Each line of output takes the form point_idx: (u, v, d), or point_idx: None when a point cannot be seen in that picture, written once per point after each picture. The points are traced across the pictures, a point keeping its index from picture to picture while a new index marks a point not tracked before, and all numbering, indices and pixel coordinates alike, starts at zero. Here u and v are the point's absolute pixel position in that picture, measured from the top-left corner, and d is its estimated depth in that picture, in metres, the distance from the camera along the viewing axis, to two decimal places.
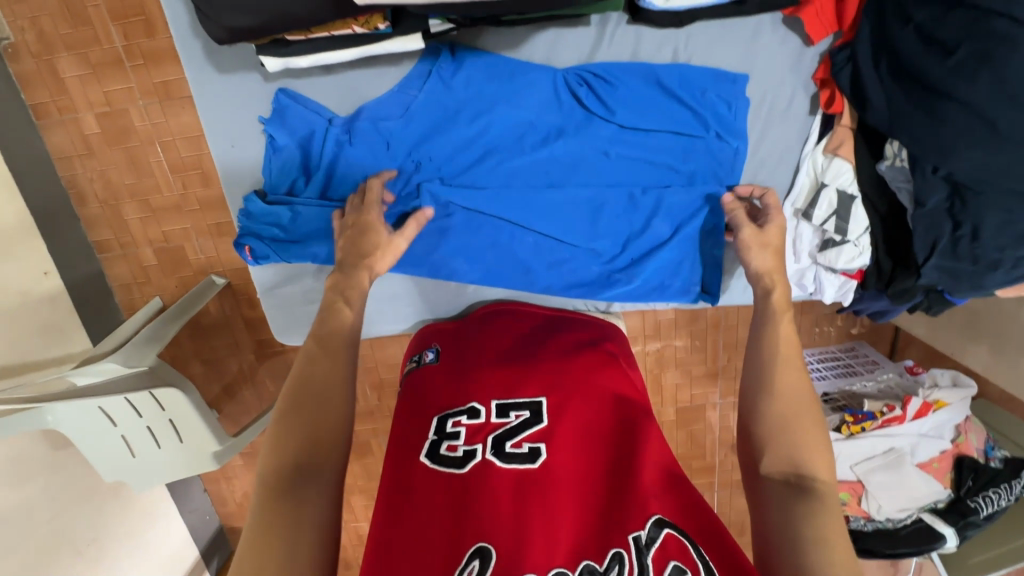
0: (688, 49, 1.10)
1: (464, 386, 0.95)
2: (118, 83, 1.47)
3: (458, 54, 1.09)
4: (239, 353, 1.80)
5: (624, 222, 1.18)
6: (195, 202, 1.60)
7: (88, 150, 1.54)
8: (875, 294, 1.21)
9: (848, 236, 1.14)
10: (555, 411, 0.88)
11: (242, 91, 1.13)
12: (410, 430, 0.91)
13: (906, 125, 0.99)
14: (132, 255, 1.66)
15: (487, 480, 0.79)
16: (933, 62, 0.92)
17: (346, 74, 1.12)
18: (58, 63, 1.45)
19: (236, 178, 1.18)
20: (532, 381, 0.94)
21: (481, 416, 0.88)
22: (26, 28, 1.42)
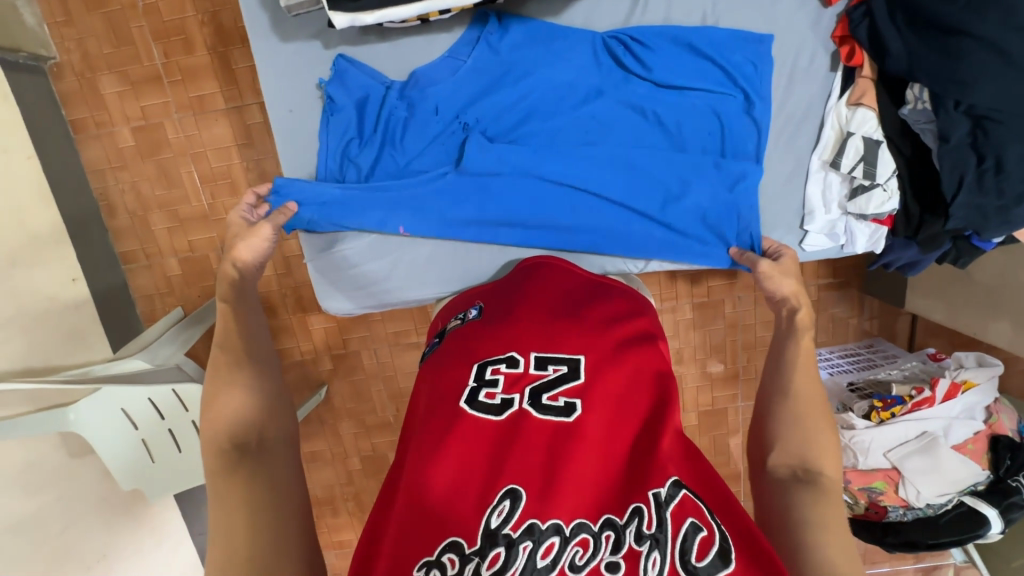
0: (716, 12, 1.17)
1: (505, 334, 0.95)
2: (155, 98, 1.54)
3: (504, 19, 1.16)
4: None
5: (651, 183, 1.20)
6: (222, 211, 1.64)
7: (121, 163, 1.60)
8: (905, 241, 1.22)
9: (877, 180, 1.14)
10: (596, 367, 0.88)
11: (301, 58, 1.18)
12: (448, 372, 0.92)
13: (926, 66, 1.02)
14: (156, 265, 1.69)
15: (523, 430, 0.80)
16: (946, 5, 0.98)
17: (400, 42, 1.18)
18: (99, 80, 1.53)
19: (290, 143, 1.21)
20: (574, 335, 0.94)
21: (520, 366, 0.89)
22: (71, 49, 1.51)
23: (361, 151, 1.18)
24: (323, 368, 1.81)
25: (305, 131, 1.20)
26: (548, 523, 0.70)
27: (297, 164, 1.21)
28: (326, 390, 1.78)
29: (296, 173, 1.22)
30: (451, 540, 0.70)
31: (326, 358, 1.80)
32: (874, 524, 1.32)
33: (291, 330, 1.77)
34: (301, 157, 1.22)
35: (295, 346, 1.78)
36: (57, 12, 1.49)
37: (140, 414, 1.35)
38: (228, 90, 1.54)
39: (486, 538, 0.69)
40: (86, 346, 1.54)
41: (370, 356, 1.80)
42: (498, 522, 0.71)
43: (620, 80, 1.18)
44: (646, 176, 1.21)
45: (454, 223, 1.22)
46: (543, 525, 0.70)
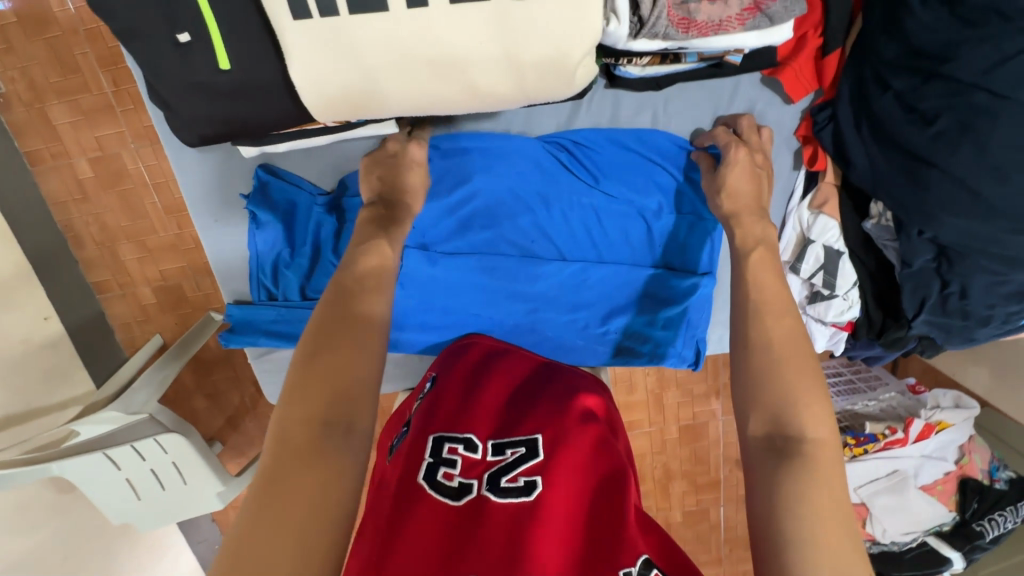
0: (667, 109, 1.19)
1: (462, 419, 1.00)
2: (109, 128, 1.47)
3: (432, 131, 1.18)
4: (242, 387, 1.82)
5: (607, 282, 1.22)
6: (191, 241, 1.61)
7: (83, 194, 1.55)
8: (867, 342, 1.26)
9: (835, 290, 1.18)
10: (552, 444, 0.92)
11: (224, 169, 1.17)
12: (405, 454, 0.95)
13: (890, 185, 1.03)
14: (130, 294, 1.68)
15: (483, 512, 0.82)
16: (916, 130, 0.96)
17: (324, 149, 1.17)
18: (49, 111, 1.46)
19: (220, 254, 1.21)
20: (531, 419, 0.98)
21: (478, 451, 0.93)
22: (16, 78, 1.43)
23: (294, 262, 1.19)
24: None
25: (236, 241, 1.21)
26: None
27: (229, 275, 1.23)
28: None
29: (231, 284, 1.23)
30: None
31: None
32: None
33: None
34: (235, 267, 1.23)
35: None
36: None
37: (121, 459, 1.36)
38: None
39: None
40: (68, 382, 1.56)
41: None
42: None
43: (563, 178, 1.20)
44: (598, 279, 1.22)
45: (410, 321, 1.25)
46: None
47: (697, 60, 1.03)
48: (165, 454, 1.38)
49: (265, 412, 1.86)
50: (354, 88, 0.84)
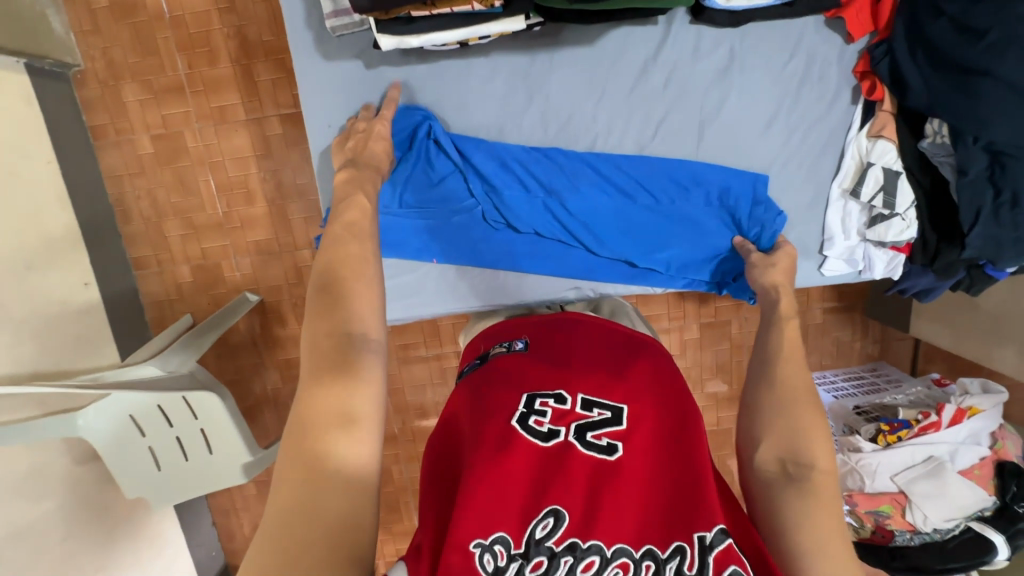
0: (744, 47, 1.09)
1: (550, 369, 0.92)
2: (177, 108, 1.57)
3: (530, 48, 1.07)
4: (265, 374, 1.79)
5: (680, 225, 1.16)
6: (237, 220, 1.65)
7: (139, 170, 1.62)
8: (921, 268, 1.19)
9: (896, 209, 1.12)
10: (640, 415, 0.84)
11: (341, 78, 1.07)
12: (492, 395, 0.89)
13: (945, 100, 0.98)
14: (168, 271, 1.70)
15: (568, 463, 0.79)
16: (966, 45, 0.93)
17: (440, 63, 1.08)
18: (122, 89, 1.56)
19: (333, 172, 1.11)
20: (622, 380, 0.89)
21: (566, 402, 0.86)
22: (97, 57, 1.53)
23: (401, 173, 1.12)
24: None
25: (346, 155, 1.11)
26: (589, 542, 0.72)
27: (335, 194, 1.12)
28: None
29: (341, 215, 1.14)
30: (499, 535, 0.72)
31: None
32: (880, 547, 1.32)
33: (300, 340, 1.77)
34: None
35: None
36: (85, 20, 1.51)
37: (148, 421, 1.34)
38: (250, 101, 1.56)
39: (529, 547, 0.72)
40: (96, 351, 1.54)
41: None
42: (542, 534, 0.73)
43: (650, 107, 1.11)
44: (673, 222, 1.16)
45: (495, 240, 1.16)
46: (584, 543, 0.72)
47: None
48: (195, 419, 1.36)
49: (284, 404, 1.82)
50: None
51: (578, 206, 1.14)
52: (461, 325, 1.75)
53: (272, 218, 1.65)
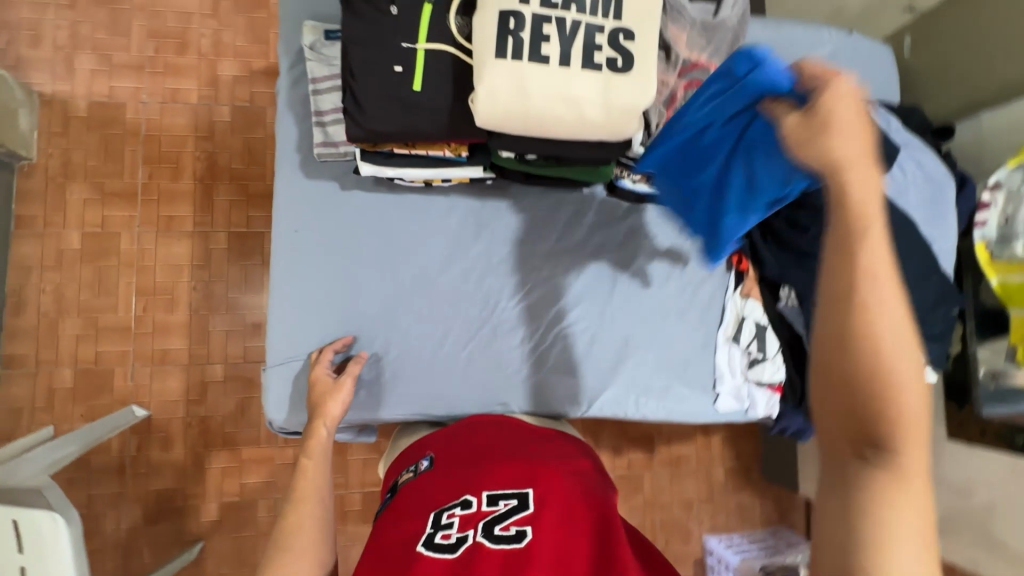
0: (649, 217, 1.13)
1: (452, 476, 0.85)
2: (122, 211, 1.59)
3: (483, 199, 1.06)
4: (123, 509, 1.51)
5: (626, 345, 1.08)
6: (149, 325, 1.57)
7: (55, 263, 1.54)
8: (794, 410, 1.14)
9: (767, 354, 1.10)
10: (544, 495, 0.79)
11: (313, 201, 0.99)
12: (401, 524, 0.80)
13: (789, 275, 1.06)
14: (44, 374, 1.51)
15: (478, 564, 0.70)
16: (797, 236, 1.04)
17: (407, 195, 1.03)
18: (68, 186, 1.57)
19: (292, 284, 0.98)
20: (522, 464, 0.85)
21: (472, 504, 0.79)
22: (53, 155, 1.57)
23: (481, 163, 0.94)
24: (205, 520, 1.54)
25: (307, 274, 0.99)
26: None
27: (285, 331, 0.98)
28: (201, 545, 1.50)
29: (287, 339, 0.98)
30: None
31: (212, 507, 1.55)
32: None
33: (180, 467, 1.55)
34: (306, 306, 0.99)
35: (179, 488, 1.54)
36: (56, 123, 1.58)
37: None
38: (202, 216, 1.62)
39: None
40: None
41: (266, 509, 1.57)
42: None
43: (581, 257, 1.09)
44: (621, 344, 1.07)
45: (436, 360, 1.01)
46: None
47: None
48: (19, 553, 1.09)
49: (138, 549, 1.50)
50: (547, 113, 0.81)
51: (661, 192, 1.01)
52: (371, 461, 1.63)
53: (190, 328, 1.58)
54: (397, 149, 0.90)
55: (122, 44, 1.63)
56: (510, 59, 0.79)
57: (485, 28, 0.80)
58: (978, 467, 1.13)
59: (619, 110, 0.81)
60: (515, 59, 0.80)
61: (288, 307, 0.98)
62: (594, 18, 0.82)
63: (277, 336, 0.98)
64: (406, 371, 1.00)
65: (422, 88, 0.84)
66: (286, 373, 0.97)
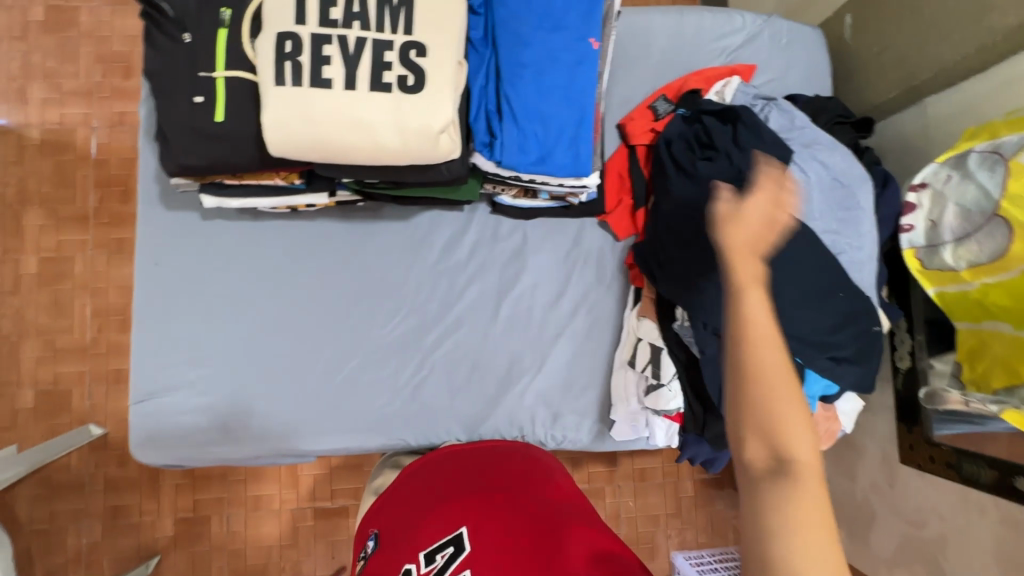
0: (531, 235, 1.09)
1: (393, 544, 0.81)
2: (75, 236, 1.63)
3: (350, 220, 1.05)
4: (84, 524, 1.56)
5: (510, 365, 1.06)
6: (103, 346, 1.61)
7: (14, 289, 1.60)
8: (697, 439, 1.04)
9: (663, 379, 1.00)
10: (476, 531, 0.75)
11: (177, 232, 1.00)
12: None
13: (678, 291, 0.94)
14: (7, 396, 1.57)
15: None
16: (682, 250, 0.95)
17: (270, 222, 1.03)
18: (25, 213, 1.62)
19: (152, 321, 0.98)
20: (452, 504, 0.81)
21: (411, 572, 0.75)
22: (10, 184, 1.63)
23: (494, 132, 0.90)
24: (162, 535, 1.58)
25: (170, 305, 0.99)
26: None
27: (148, 364, 0.98)
28: (156, 560, 1.54)
29: (152, 370, 0.98)
30: None
31: (168, 522, 1.58)
32: None
33: (137, 484, 1.59)
34: (173, 337, 0.99)
35: (136, 504, 1.58)
36: (11, 153, 1.63)
37: None
38: None
39: None
40: None
41: (220, 523, 1.60)
42: None
43: (454, 278, 1.06)
44: (504, 364, 1.06)
45: (308, 386, 1.01)
46: None
47: (550, 198, 1.04)
48: None
49: (98, 564, 1.55)
50: (344, 140, 0.81)
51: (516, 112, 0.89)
52: (322, 476, 1.63)
53: None
54: (229, 181, 0.93)
55: (71, 70, 1.67)
56: (290, 86, 0.80)
57: (264, 54, 0.81)
58: (931, 496, 1.02)
59: (413, 132, 0.81)
60: (295, 83, 0.80)
61: (151, 338, 0.98)
62: (382, 34, 0.83)
63: (139, 368, 0.98)
64: (269, 407, 0.99)
65: (225, 118, 0.84)
66: (151, 408, 0.97)
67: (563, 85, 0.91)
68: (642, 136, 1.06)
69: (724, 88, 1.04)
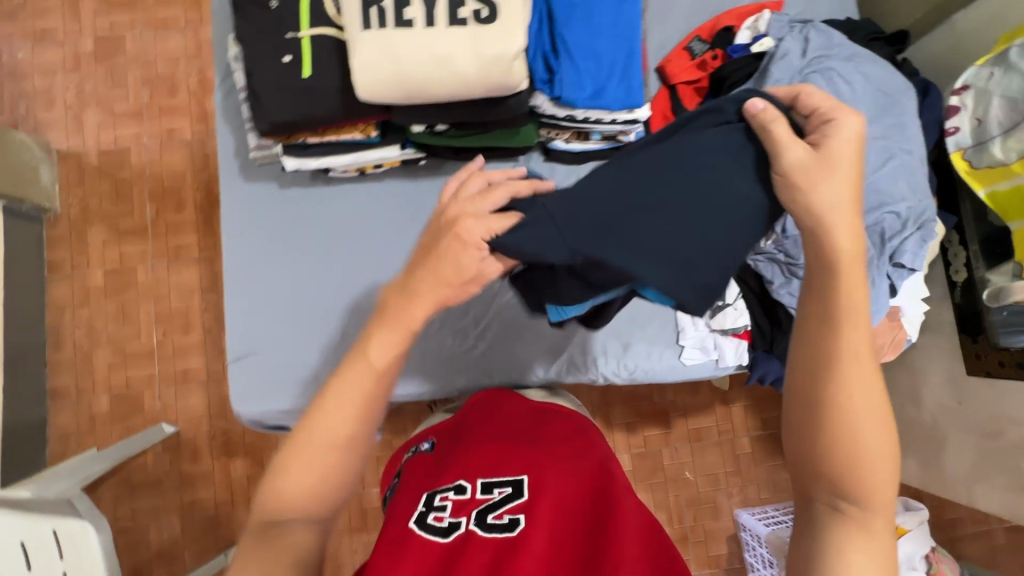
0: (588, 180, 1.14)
1: (453, 461, 0.91)
2: (136, 247, 1.72)
3: (414, 177, 1.11)
4: (164, 519, 1.62)
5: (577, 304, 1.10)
6: (170, 348, 1.69)
7: (84, 301, 1.70)
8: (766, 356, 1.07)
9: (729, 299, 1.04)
10: (539, 485, 0.83)
11: (258, 202, 1.09)
12: (400, 505, 0.86)
13: None
14: (84, 402, 1.66)
15: (468, 549, 0.74)
16: None
17: (342, 186, 1.10)
18: (89, 230, 1.72)
19: (240, 286, 1.07)
20: (520, 451, 0.90)
21: (466, 491, 0.84)
22: (73, 204, 1.73)
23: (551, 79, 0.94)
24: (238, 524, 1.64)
25: (254, 270, 1.07)
26: None
27: (241, 328, 1.05)
28: (236, 548, 1.60)
29: (243, 333, 1.05)
30: None
31: (242, 512, 1.64)
32: None
33: (210, 477, 1.65)
34: (258, 301, 1.06)
35: (211, 496, 1.64)
36: (73, 175, 1.74)
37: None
38: (205, 242, 1.73)
39: None
40: None
41: None
42: None
43: None
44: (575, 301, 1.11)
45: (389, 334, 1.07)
46: None
47: (601, 139, 1.08)
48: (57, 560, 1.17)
49: (179, 556, 1.61)
50: (427, 79, 0.89)
51: (574, 43, 0.93)
52: (385, 458, 1.68)
53: (206, 347, 1.69)
54: (312, 139, 1.01)
55: (121, 94, 1.78)
56: (375, 28, 0.87)
57: (351, 4, 0.89)
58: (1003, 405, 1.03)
59: (491, 61, 0.87)
60: (379, 27, 0.88)
61: (241, 301, 1.06)
62: None
63: (233, 331, 1.05)
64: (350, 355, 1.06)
65: (314, 73, 0.93)
66: (245, 368, 1.04)
67: (613, 15, 0.96)
68: (683, 74, 1.07)
69: (757, 21, 1.06)
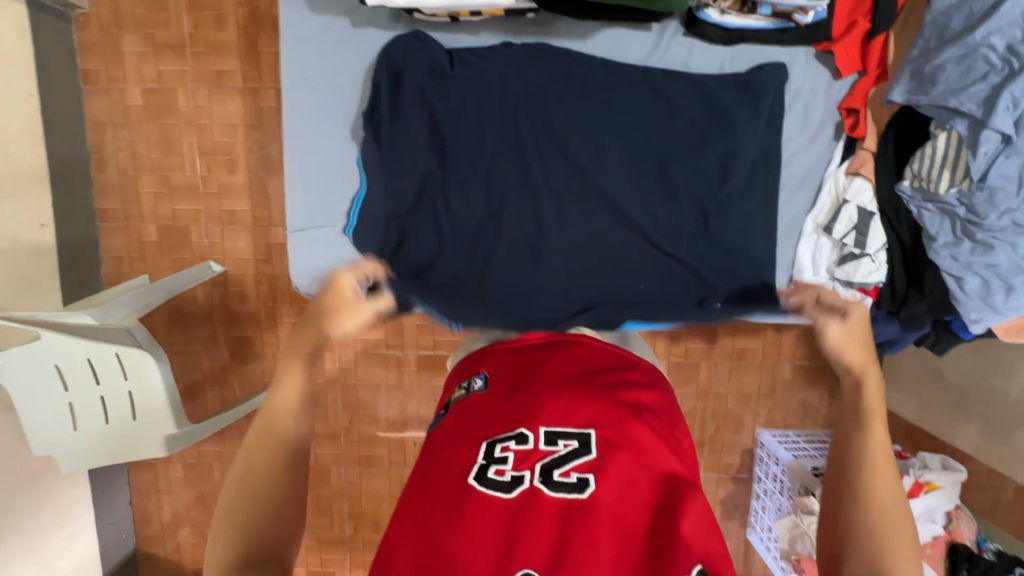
0: (734, 65, 1.07)
1: (514, 401, 0.77)
2: (174, 65, 1.55)
3: (517, 32, 1.08)
4: (215, 349, 1.71)
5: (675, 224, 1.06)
6: (215, 186, 1.61)
7: (123, 121, 1.58)
8: (887, 316, 1.12)
9: (867, 250, 1.06)
10: (612, 440, 0.71)
11: (331, 38, 1.08)
12: (450, 448, 0.74)
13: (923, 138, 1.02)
14: (133, 228, 1.64)
15: (534, 513, 0.65)
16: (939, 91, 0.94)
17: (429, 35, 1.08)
18: (122, 38, 1.54)
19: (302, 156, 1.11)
20: (590, 396, 0.77)
21: (528, 441, 0.72)
22: (102, 3, 1.52)
23: None
24: None
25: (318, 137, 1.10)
26: None
27: (307, 204, 1.12)
28: None
29: (305, 206, 1.12)
30: None
31: None
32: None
33: (258, 318, 1.69)
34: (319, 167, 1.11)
35: (258, 336, 1.70)
36: None
37: (73, 369, 1.23)
38: (249, 70, 1.54)
39: None
40: (39, 296, 1.46)
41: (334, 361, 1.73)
42: None
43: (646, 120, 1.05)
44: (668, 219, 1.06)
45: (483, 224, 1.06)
46: None
47: (769, 17, 0.99)
48: (123, 381, 1.26)
49: (229, 384, 1.73)
50: None
51: None
52: (425, 327, 1.70)
53: (251, 189, 1.61)
54: None
55: None
56: None
57: None
58: None
59: None
60: None
61: (313, 172, 1.11)
62: None
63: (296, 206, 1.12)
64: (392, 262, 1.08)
65: None
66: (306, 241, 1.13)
67: None
68: None
69: None
